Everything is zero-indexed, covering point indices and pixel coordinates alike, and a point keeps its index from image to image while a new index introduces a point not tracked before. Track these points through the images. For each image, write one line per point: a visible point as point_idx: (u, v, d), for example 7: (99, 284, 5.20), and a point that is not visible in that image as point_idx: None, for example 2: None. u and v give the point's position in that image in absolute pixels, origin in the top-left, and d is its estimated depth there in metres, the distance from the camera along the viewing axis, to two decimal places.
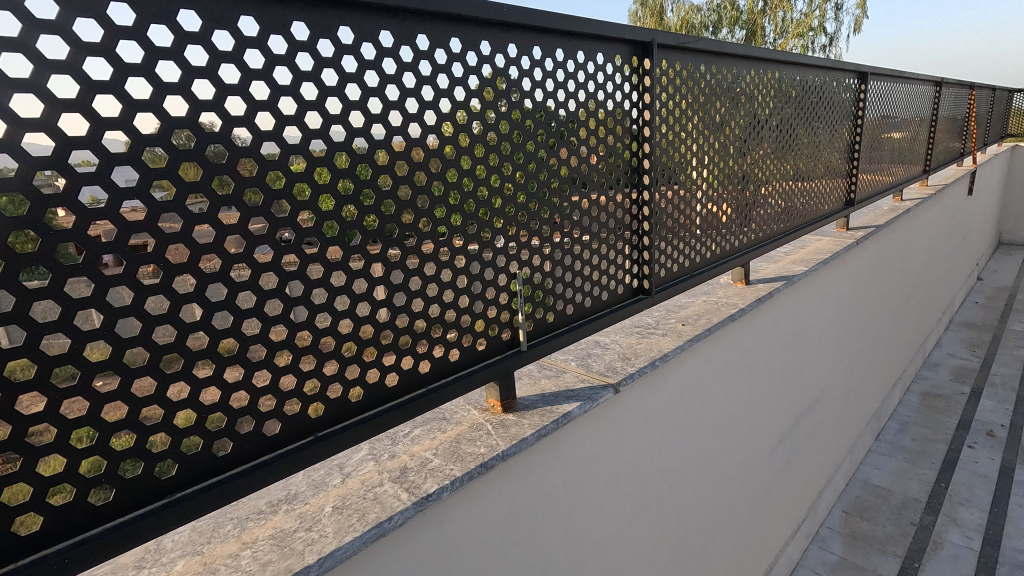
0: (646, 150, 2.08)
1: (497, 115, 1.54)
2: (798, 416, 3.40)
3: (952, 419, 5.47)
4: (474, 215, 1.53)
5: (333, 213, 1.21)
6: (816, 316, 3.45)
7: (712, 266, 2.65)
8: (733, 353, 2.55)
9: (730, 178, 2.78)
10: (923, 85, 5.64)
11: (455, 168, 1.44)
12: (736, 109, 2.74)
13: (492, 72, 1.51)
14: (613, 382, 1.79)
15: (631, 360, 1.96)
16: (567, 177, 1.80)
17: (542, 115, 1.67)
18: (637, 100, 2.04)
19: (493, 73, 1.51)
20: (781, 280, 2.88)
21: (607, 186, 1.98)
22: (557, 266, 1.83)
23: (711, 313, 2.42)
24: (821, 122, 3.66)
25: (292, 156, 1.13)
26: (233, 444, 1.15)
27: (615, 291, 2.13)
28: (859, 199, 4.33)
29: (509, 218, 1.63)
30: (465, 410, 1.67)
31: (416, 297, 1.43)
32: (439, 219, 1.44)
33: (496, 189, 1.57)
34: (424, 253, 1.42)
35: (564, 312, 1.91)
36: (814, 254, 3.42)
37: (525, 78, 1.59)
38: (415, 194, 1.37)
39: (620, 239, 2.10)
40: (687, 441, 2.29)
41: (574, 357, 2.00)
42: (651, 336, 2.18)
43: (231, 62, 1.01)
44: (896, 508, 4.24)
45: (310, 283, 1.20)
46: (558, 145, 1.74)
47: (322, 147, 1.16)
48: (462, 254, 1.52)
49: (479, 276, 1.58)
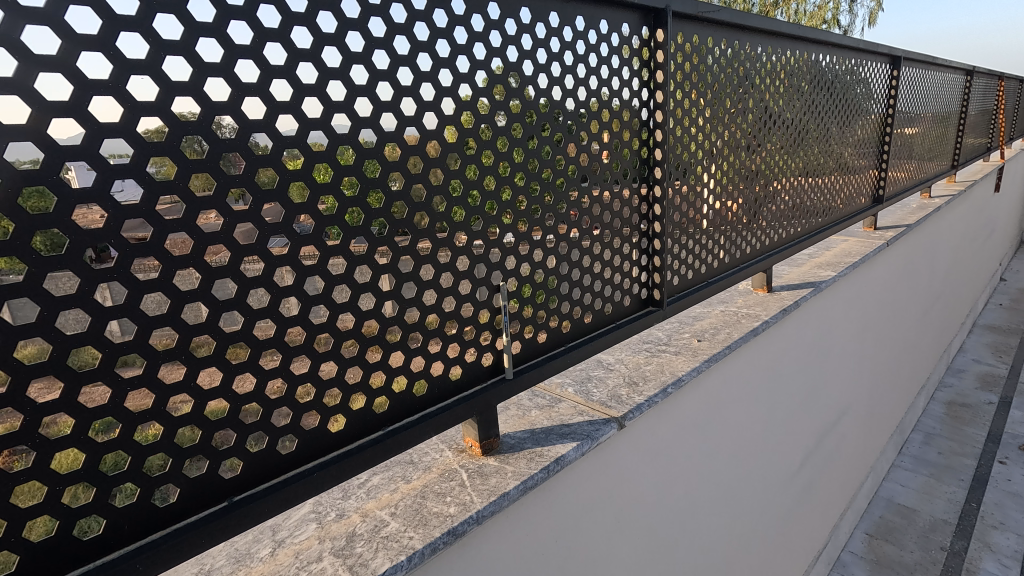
0: (657, 139, 1.77)
1: (508, 92, 1.30)
2: (820, 434, 3.11)
3: (980, 431, 5.13)
4: (445, 213, 1.22)
5: (250, 213, 0.90)
6: (842, 326, 3.14)
7: (733, 272, 2.34)
8: (753, 371, 2.25)
9: (755, 173, 2.45)
10: (954, 74, 5.25)
11: (419, 156, 1.14)
12: (763, 94, 2.39)
13: (501, 40, 1.26)
14: (617, 416, 1.50)
15: (638, 386, 1.66)
16: (564, 169, 1.49)
17: (558, 94, 1.42)
18: (648, 77, 1.73)
19: (504, 43, 1.26)
20: (808, 288, 2.56)
21: (612, 180, 1.67)
22: (550, 276, 1.53)
23: (728, 327, 2.12)
24: (852, 110, 3.30)
25: (185, 136, 0.81)
26: (106, 523, 0.83)
27: (620, 303, 1.83)
28: (887, 196, 3.98)
29: (492, 218, 1.33)
30: (438, 451, 1.39)
31: (370, 318, 1.12)
32: (397, 221, 1.13)
33: (474, 181, 1.26)
34: (378, 264, 1.11)
35: (559, 330, 1.62)
36: (841, 258, 3.10)
37: (540, 50, 1.35)
38: (367, 188, 1.05)
39: (627, 244, 1.80)
40: (700, 473, 2.01)
41: (572, 383, 1.70)
42: (661, 355, 1.88)
43: (86, 5, 0.71)
44: (924, 530, 3.92)
45: (215, 304, 0.88)
46: (553, 130, 1.43)
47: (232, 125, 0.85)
48: (429, 263, 1.21)
49: (452, 289, 1.28)
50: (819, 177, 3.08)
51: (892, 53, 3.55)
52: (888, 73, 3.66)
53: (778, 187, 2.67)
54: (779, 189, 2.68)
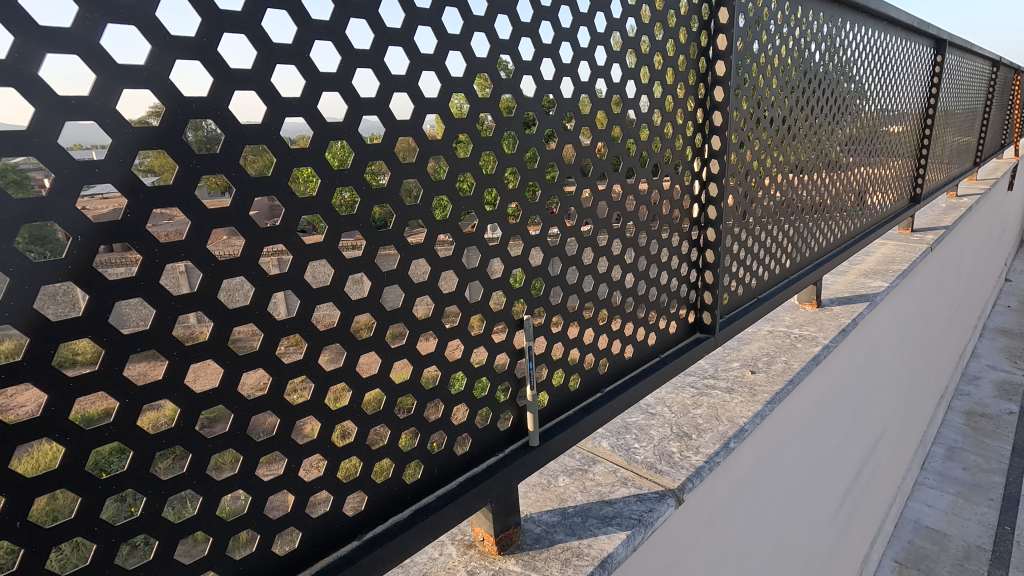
0: (716, 123, 1.39)
1: (535, 50, 0.95)
2: (863, 464, 2.77)
3: (1005, 444, 4.83)
4: (452, 221, 0.87)
5: (128, 228, 0.55)
6: (889, 342, 2.78)
7: (779, 288, 2.03)
8: (814, 405, 1.87)
9: (800, 166, 2.12)
10: (981, 66, 4.98)
11: (412, 136, 0.79)
12: (811, 74, 2.06)
13: None
14: (673, 487, 1.13)
15: (692, 440, 1.30)
16: (605, 160, 1.13)
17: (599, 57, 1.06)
18: (707, 43, 1.36)
19: None
20: (862, 301, 2.27)
21: (662, 176, 1.30)
22: (586, 303, 1.17)
23: (783, 353, 1.77)
24: (895, 99, 2.99)
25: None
26: None
27: (665, 330, 1.47)
28: (922, 195, 3.68)
29: (513, 228, 0.97)
30: (440, 548, 1.02)
31: (338, 380, 0.76)
32: (381, 236, 0.78)
33: (490, 177, 0.92)
34: (352, 301, 0.75)
35: (596, 371, 1.25)
36: (885, 266, 2.78)
37: None
38: (334, 184, 0.71)
39: (676, 257, 1.43)
40: (759, 537, 1.64)
41: (607, 434, 1.35)
42: (713, 393, 1.53)
43: None
44: (958, 558, 3.61)
45: (63, 385, 0.52)
46: (595, 107, 1.07)
47: (90, 73, 0.51)
48: (429, 294, 0.85)
49: (459, 330, 0.91)
50: (860, 174, 2.77)
51: (937, 36, 3.25)
52: (930, 59, 3.36)
53: (821, 184, 2.35)
54: (821, 184, 2.34)
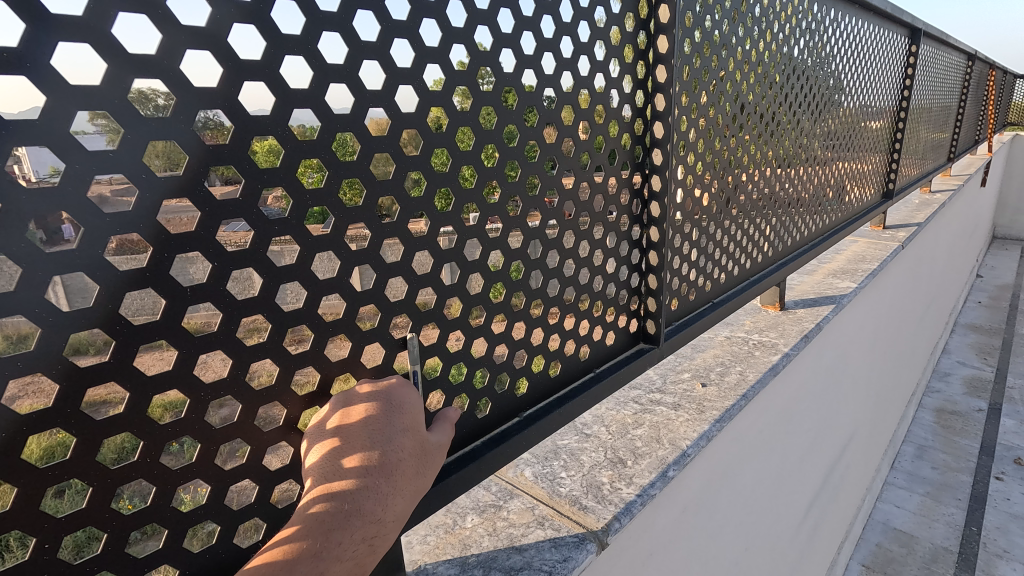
0: (658, 108, 1.23)
1: (417, 6, 0.75)
2: (831, 470, 2.66)
3: (974, 442, 4.81)
4: (296, 219, 0.67)
5: None
6: (858, 343, 2.67)
7: (741, 291, 1.88)
8: (776, 417, 1.72)
9: (776, 158, 1.95)
10: (957, 59, 4.90)
11: (224, 108, 0.58)
12: (790, 68, 1.91)
13: None
14: (596, 530, 0.97)
15: (626, 468, 1.15)
16: (519, 148, 0.94)
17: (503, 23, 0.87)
18: (648, 15, 1.19)
19: None
20: (828, 304, 2.14)
21: (594, 167, 1.12)
22: (497, 316, 0.99)
23: (739, 362, 1.63)
24: (872, 90, 2.86)
25: None
26: None
27: (602, 342, 1.31)
28: (895, 190, 3.59)
29: (390, 229, 0.78)
30: None
31: (121, 430, 0.56)
32: (178, 243, 0.57)
33: (351, 165, 0.71)
34: (133, 328, 0.55)
35: (511, 394, 1.08)
36: (854, 265, 2.67)
37: None
38: (89, 171, 0.50)
39: (613, 259, 1.26)
40: (717, 568, 1.48)
41: (531, 461, 1.19)
42: (657, 410, 1.38)
43: None
44: (925, 561, 3.55)
45: None
46: (501, 83, 0.89)
47: None
48: (261, 312, 0.66)
49: (310, 355, 0.72)
50: (836, 169, 2.63)
51: (912, 25, 3.13)
52: (906, 49, 3.25)
53: (797, 178, 2.19)
54: (797, 179, 2.20)
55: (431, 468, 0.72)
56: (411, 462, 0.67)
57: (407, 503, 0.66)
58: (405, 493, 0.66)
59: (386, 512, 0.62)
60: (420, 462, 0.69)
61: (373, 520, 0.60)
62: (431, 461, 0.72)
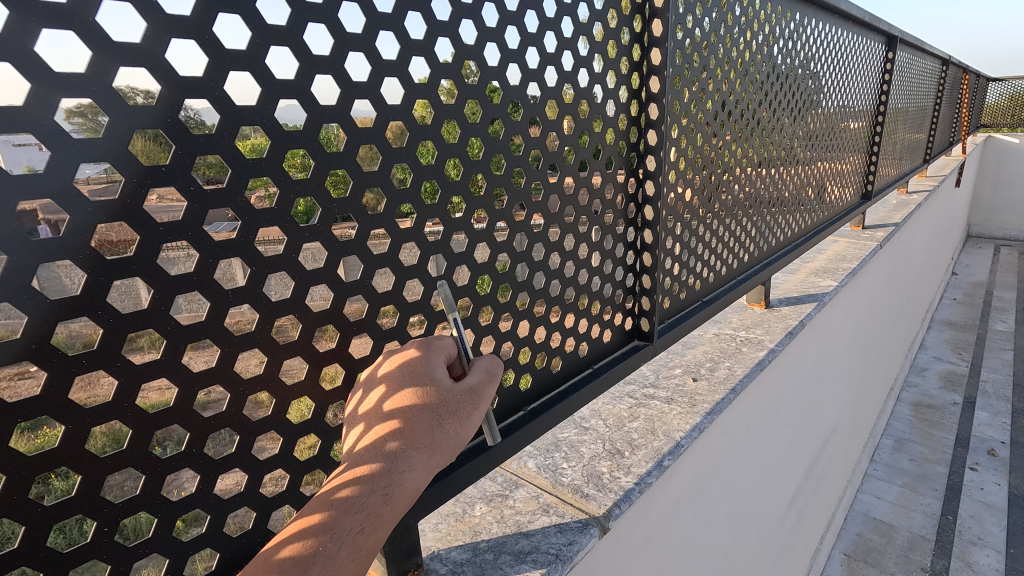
0: (652, 116, 1.29)
1: (432, 26, 0.80)
2: (814, 461, 2.75)
3: (949, 435, 4.97)
4: (323, 226, 0.71)
5: None
6: (839, 339, 2.77)
7: (728, 289, 1.96)
8: (763, 409, 1.80)
9: (760, 161, 2.04)
10: (931, 64, 5.07)
11: (261, 124, 0.63)
12: (773, 74, 2.00)
13: None
14: (598, 516, 1.03)
15: (624, 458, 1.21)
16: (523, 157, 1.00)
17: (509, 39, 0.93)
18: (641, 29, 1.25)
19: None
20: (810, 301, 2.23)
21: (591, 172, 1.18)
22: (503, 315, 1.04)
23: (727, 358, 1.71)
24: (851, 94, 2.96)
25: None
26: None
27: (599, 339, 1.37)
28: (874, 190, 3.71)
29: (407, 234, 0.83)
30: None
31: (169, 422, 0.61)
32: (222, 248, 0.62)
33: (373, 175, 0.76)
34: (182, 328, 0.60)
35: (515, 390, 1.14)
36: (835, 264, 2.77)
37: None
38: (144, 186, 0.55)
39: (610, 260, 1.32)
40: (708, 554, 1.55)
41: (534, 453, 1.25)
42: (651, 404, 1.44)
43: None
44: (903, 549, 3.67)
45: None
46: (507, 96, 0.94)
47: None
48: (293, 313, 0.70)
49: (336, 353, 0.77)
50: (817, 171, 2.72)
51: (889, 32, 3.25)
52: (882, 55, 3.36)
53: (780, 180, 2.28)
54: (780, 181, 2.29)
55: (453, 417, 0.71)
56: (422, 419, 0.68)
57: (424, 453, 0.67)
58: (419, 447, 0.67)
59: (397, 467, 0.64)
60: (435, 416, 0.70)
61: (380, 477, 0.63)
62: (452, 409, 0.72)
